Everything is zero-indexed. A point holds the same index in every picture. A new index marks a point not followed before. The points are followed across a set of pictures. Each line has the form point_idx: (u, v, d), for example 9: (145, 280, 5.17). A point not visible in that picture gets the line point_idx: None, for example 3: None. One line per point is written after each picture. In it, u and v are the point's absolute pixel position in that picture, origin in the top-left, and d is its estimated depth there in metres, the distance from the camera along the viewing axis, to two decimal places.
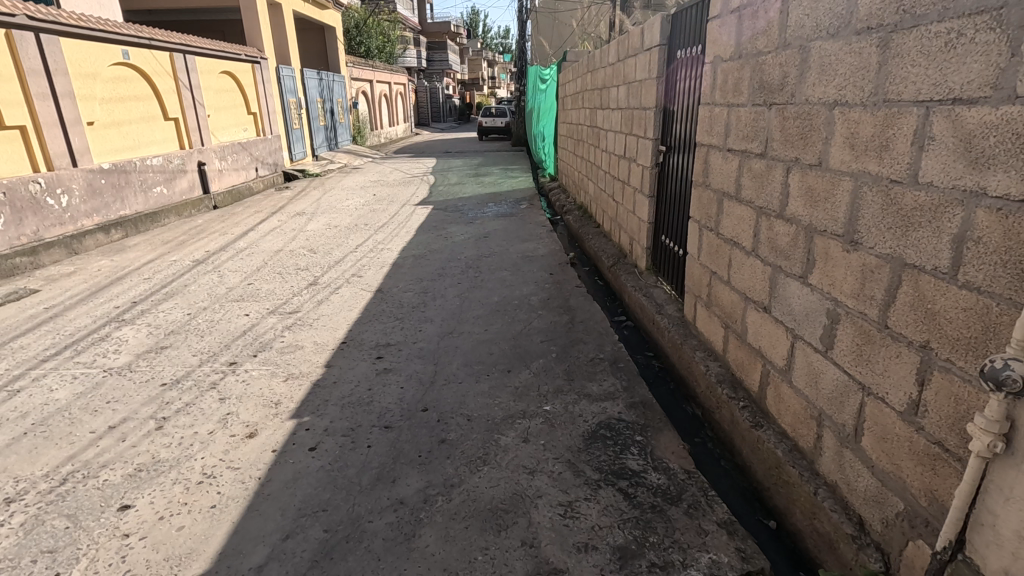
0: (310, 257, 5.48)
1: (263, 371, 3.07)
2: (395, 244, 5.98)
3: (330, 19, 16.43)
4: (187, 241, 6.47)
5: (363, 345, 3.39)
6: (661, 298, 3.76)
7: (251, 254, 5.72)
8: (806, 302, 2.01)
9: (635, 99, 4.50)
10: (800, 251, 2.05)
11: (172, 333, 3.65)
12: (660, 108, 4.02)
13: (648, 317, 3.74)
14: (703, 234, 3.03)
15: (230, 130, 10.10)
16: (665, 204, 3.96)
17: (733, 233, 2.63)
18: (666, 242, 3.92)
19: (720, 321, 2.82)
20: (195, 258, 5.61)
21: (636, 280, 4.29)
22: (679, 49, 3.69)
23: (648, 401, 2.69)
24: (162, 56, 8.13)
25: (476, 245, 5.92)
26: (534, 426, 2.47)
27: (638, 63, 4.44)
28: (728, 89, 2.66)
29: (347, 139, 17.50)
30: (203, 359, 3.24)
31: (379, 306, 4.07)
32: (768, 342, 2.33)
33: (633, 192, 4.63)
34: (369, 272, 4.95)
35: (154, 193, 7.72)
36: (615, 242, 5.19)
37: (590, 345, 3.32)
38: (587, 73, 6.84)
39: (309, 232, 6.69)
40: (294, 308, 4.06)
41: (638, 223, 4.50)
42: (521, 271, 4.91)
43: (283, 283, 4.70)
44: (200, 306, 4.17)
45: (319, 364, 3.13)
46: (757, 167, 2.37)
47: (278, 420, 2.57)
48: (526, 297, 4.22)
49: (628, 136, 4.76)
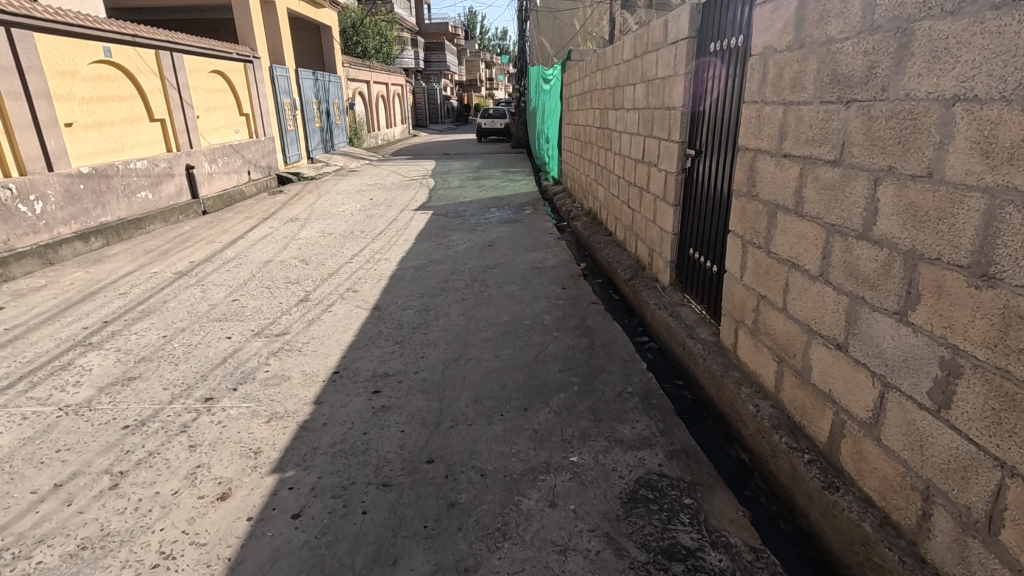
0: (301, 269, 5.08)
1: (243, 410, 2.67)
2: (394, 254, 5.58)
3: (326, 18, 16.03)
4: (171, 249, 6.06)
5: (358, 376, 2.99)
6: (691, 319, 3.38)
7: (239, 265, 5.31)
8: (903, 345, 1.63)
9: (657, 99, 4.11)
10: (894, 281, 1.66)
11: (144, 360, 3.25)
12: (688, 108, 3.63)
13: (676, 340, 3.37)
14: (748, 252, 2.65)
15: (221, 132, 9.70)
16: (694, 214, 3.57)
17: (791, 253, 2.25)
18: (696, 256, 3.53)
19: (773, 354, 2.44)
20: (178, 269, 5.20)
21: (658, 296, 3.91)
22: (713, 41, 3.28)
23: (691, 449, 2.31)
24: (147, 53, 7.72)
25: (480, 254, 5.53)
26: (561, 485, 2.08)
27: (660, 59, 4.04)
28: (784, 84, 2.28)
29: (343, 141, 17.12)
30: (175, 394, 2.83)
31: (376, 327, 3.68)
32: (843, 387, 1.94)
33: (652, 200, 4.25)
34: (365, 286, 4.54)
35: (139, 198, 7.31)
36: (632, 253, 4.81)
37: (616, 375, 2.94)
38: (596, 73, 6.47)
39: (302, 240, 6.29)
40: (282, 330, 3.66)
41: (659, 233, 4.11)
42: (531, 285, 4.50)
43: (271, 299, 4.29)
44: (177, 327, 3.76)
45: (306, 402, 2.73)
46: (828, 177, 1.99)
47: (256, 475, 2.18)
48: (539, 315, 3.83)
49: (646, 138, 4.37)
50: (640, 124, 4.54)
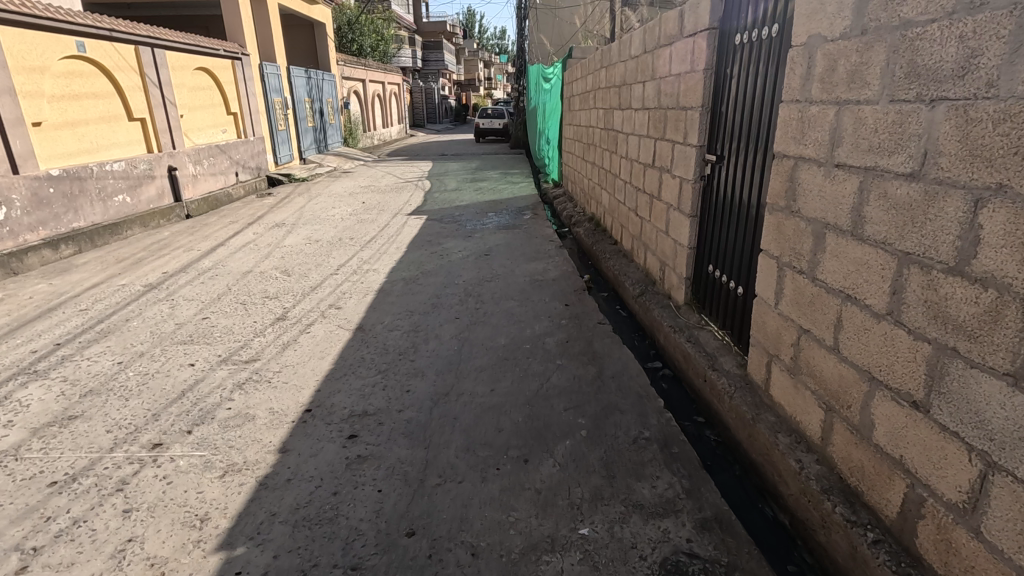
0: (282, 282, 4.68)
1: (194, 461, 2.28)
2: (383, 264, 5.19)
3: (320, 14, 15.62)
4: (146, 257, 5.66)
5: (333, 416, 2.60)
6: (712, 347, 3.00)
7: (215, 277, 4.92)
8: (1020, 419, 1.26)
9: (670, 98, 3.72)
10: (1004, 333, 1.29)
11: (91, 393, 2.85)
12: (707, 108, 3.23)
13: (695, 370, 2.99)
14: (785, 276, 2.27)
15: (207, 132, 9.29)
16: (715, 226, 3.19)
17: (846, 283, 1.87)
18: (718, 274, 3.14)
19: (818, 400, 2.06)
20: (149, 281, 4.81)
21: (672, 316, 3.53)
22: (738, 32, 2.89)
23: (724, 517, 1.93)
24: (127, 49, 7.32)
25: (476, 265, 5.14)
26: (569, 570, 1.70)
27: (674, 53, 3.66)
28: (836, 81, 1.90)
29: (338, 141, 16.71)
30: (118, 439, 2.43)
31: (358, 352, 3.30)
32: (921, 456, 1.57)
33: (665, 209, 3.87)
34: (349, 303, 4.15)
35: (116, 202, 6.91)
36: (641, 266, 4.43)
37: (629, 415, 2.56)
38: (600, 70, 6.07)
39: (285, 248, 5.89)
40: (252, 356, 3.26)
41: (673, 246, 3.73)
42: (531, 301, 4.11)
43: (245, 318, 3.90)
44: (136, 351, 3.36)
45: (271, 450, 2.35)
46: (901, 194, 1.61)
47: (199, 554, 1.79)
48: (540, 338, 3.44)
49: (658, 141, 3.98)
50: (650, 125, 4.16)
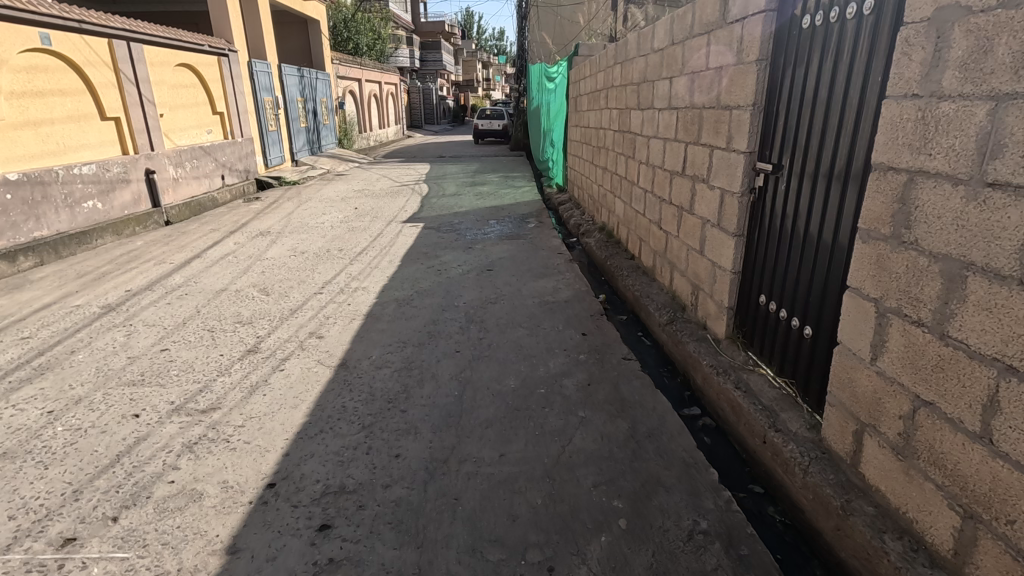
0: (258, 304, 4.13)
1: (113, 568, 1.73)
2: (373, 281, 4.64)
3: (314, 11, 15.06)
4: (110, 271, 5.10)
5: (303, 493, 2.06)
6: (768, 398, 2.47)
7: (183, 296, 4.35)
8: None
9: (707, 95, 3.18)
10: None
11: (2, 457, 2.29)
12: (760, 106, 2.68)
13: (748, 427, 2.46)
14: (890, 326, 1.74)
15: (190, 132, 8.73)
16: (769, 249, 2.65)
17: (1008, 351, 1.34)
18: (774, 308, 2.61)
19: (950, 499, 1.53)
20: (107, 301, 4.25)
21: (711, 352, 3.00)
22: (808, 12, 2.35)
23: None
24: (99, 42, 6.75)
25: (478, 282, 4.60)
26: None
27: (713, 42, 3.11)
28: (991, 68, 1.37)
29: (332, 142, 16.16)
30: (20, 531, 1.88)
31: (338, 398, 2.75)
32: None
33: (699, 225, 3.33)
34: (332, 331, 3.60)
35: (85, 208, 6.35)
36: (666, 287, 3.90)
37: (677, 496, 2.02)
38: (614, 66, 5.51)
39: (267, 262, 5.34)
40: (211, 403, 2.71)
41: (710, 268, 3.19)
42: (542, 330, 3.57)
43: (210, 350, 3.34)
44: (72, 396, 2.80)
45: (217, 549, 1.80)
46: None
47: None
48: (556, 378, 2.91)
49: (691, 145, 3.45)
50: (680, 127, 3.62)
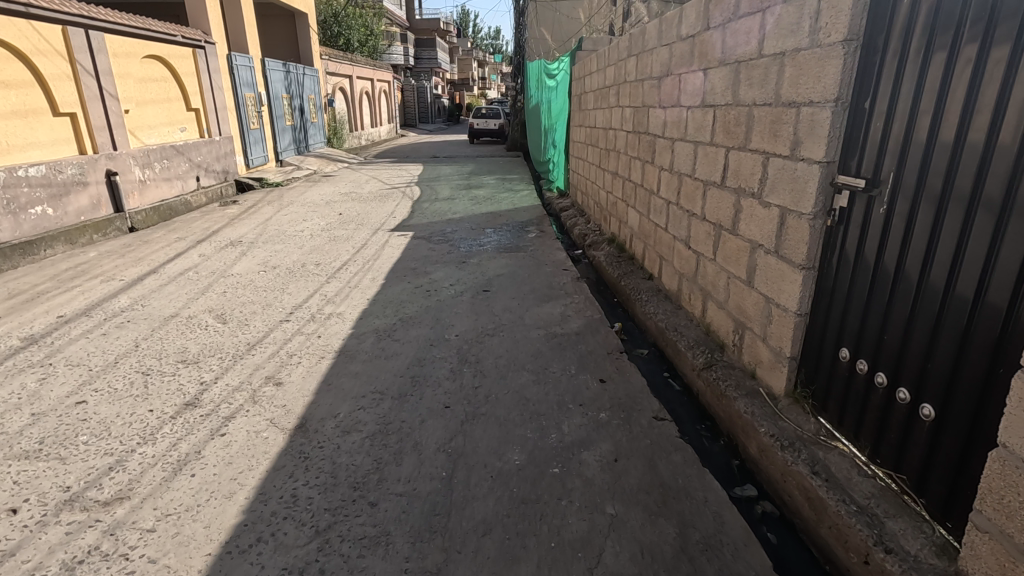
0: (209, 336, 3.46)
1: None
2: (351, 305, 3.98)
3: (301, 4, 14.34)
4: (48, 291, 4.42)
5: None
6: (864, 494, 1.83)
7: (123, 324, 3.68)
8: None
9: (761, 89, 2.54)
10: None
11: None
12: (845, 103, 2.04)
13: (834, 531, 1.83)
14: None
15: (160, 130, 8.03)
16: (855, 290, 2.01)
17: None
18: (864, 368, 1.98)
19: None
20: (31, 331, 3.57)
21: (768, 413, 2.36)
22: None
23: None
24: (50, 30, 6.04)
25: (474, 307, 3.95)
26: None
27: (771, 22, 2.46)
28: None
29: (320, 142, 15.47)
30: None
31: (288, 482, 2.09)
32: None
33: (746, 250, 2.69)
34: (294, 375, 2.94)
35: (31, 215, 5.66)
36: (699, 319, 3.26)
37: None
38: (627, 60, 4.87)
39: (230, 279, 4.66)
40: (119, 491, 2.04)
41: (762, 304, 2.56)
42: (551, 374, 2.93)
43: (137, 404, 2.67)
44: None
45: None
46: None
47: None
48: (573, 450, 2.26)
49: (735, 150, 2.80)
50: (720, 127, 2.97)
